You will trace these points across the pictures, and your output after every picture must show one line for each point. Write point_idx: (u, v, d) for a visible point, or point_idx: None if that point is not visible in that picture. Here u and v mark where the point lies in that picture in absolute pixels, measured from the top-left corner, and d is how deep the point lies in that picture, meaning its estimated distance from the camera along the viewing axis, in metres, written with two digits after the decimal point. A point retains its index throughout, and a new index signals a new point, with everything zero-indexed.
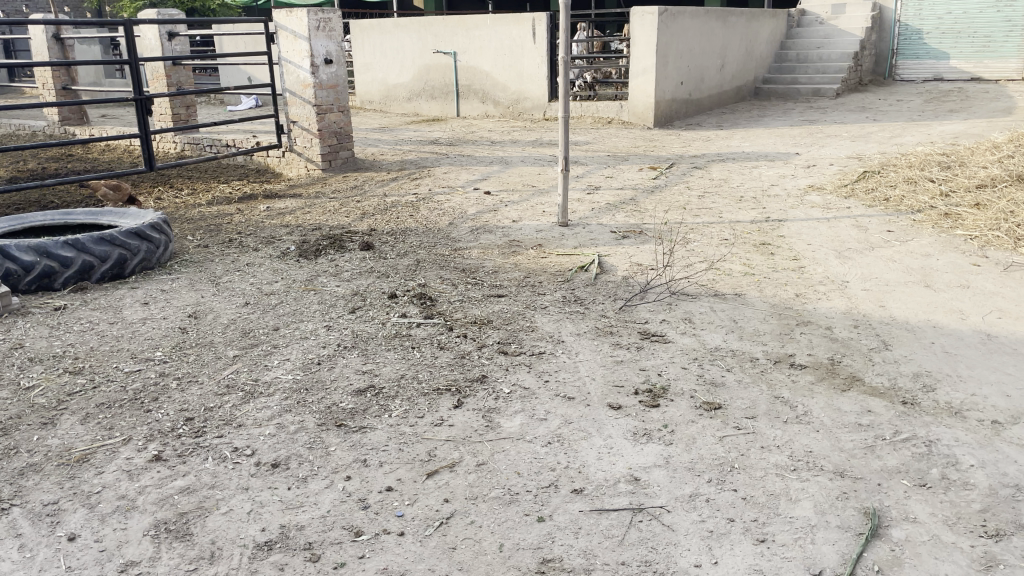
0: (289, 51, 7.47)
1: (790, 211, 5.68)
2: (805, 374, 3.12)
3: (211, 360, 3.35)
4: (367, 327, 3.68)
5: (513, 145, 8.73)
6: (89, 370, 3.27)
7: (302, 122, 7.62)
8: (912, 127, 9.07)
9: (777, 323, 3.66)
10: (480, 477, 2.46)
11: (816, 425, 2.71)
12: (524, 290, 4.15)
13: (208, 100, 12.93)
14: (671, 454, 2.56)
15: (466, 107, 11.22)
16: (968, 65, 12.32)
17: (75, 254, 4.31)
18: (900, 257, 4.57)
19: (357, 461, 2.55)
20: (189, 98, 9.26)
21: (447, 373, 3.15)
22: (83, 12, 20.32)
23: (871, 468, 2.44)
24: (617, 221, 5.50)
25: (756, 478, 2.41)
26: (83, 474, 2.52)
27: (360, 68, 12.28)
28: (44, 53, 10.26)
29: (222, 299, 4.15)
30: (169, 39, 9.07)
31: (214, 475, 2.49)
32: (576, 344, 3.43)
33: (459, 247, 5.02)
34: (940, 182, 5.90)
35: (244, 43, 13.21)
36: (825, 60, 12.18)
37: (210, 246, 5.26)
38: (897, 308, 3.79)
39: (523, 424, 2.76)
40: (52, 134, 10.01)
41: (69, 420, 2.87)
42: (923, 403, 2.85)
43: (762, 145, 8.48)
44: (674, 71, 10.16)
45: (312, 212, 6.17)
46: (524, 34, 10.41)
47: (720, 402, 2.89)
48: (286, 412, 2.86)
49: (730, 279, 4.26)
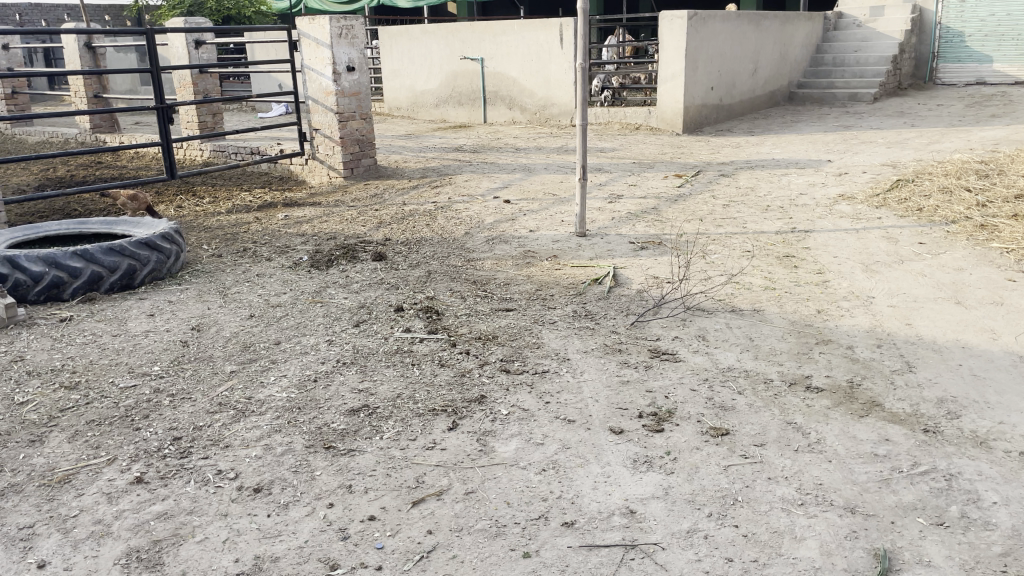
0: (311, 58, 7.44)
1: (817, 221, 5.48)
2: (821, 399, 2.94)
3: (208, 376, 3.28)
4: (369, 341, 3.58)
5: (537, 152, 8.61)
6: (84, 385, 3.22)
7: (324, 130, 7.58)
8: (951, 133, 8.76)
9: (795, 342, 3.49)
10: (467, 507, 2.34)
11: (829, 455, 2.55)
12: (534, 304, 4.03)
13: (240, 107, 13.01)
14: (671, 485, 2.41)
15: (493, 113, 11.14)
16: (1013, 69, 11.85)
17: (84, 265, 4.28)
18: (931, 271, 4.37)
19: (342, 487, 2.45)
20: (215, 106, 9.31)
21: (445, 393, 3.04)
22: (123, 21, 20.79)
23: (885, 505, 2.27)
24: (637, 231, 5.36)
25: (760, 513, 2.26)
26: (63, 497, 2.45)
27: (389, 75, 12.28)
28: (76, 61, 10.41)
29: (228, 311, 4.09)
30: (196, 48, 9.12)
31: (194, 500, 2.41)
32: (582, 362, 3.30)
33: (472, 258, 4.91)
34: (977, 191, 5.65)
35: (275, 51, 13.28)
36: (862, 64, 11.89)
37: (224, 256, 5.21)
38: (924, 326, 3.60)
39: (518, 449, 2.64)
40: (84, 141, 10.12)
41: (57, 437, 2.81)
42: (945, 431, 2.67)
43: (793, 152, 8.25)
44: (704, 76, 9.96)
45: (330, 220, 6.12)
46: (551, 40, 10.30)
47: (728, 428, 2.74)
48: (275, 433, 2.77)
49: (749, 293, 4.09)
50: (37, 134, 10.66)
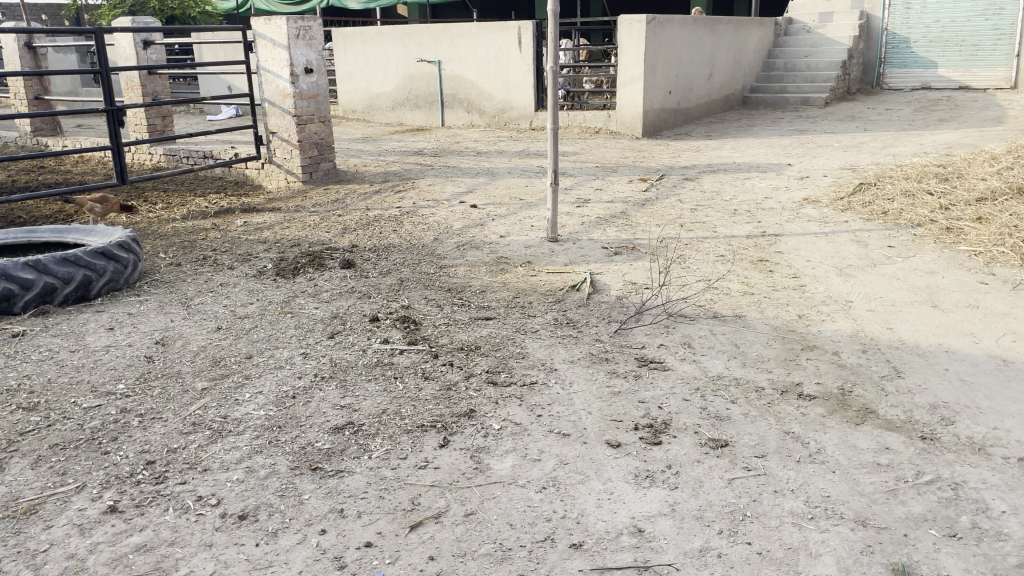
0: (268, 59, 7.23)
1: (786, 225, 5.50)
2: (815, 407, 2.91)
3: (177, 394, 3.10)
4: (346, 354, 3.45)
5: (498, 156, 8.53)
6: (44, 406, 3.02)
7: (282, 133, 7.38)
8: (904, 137, 8.93)
9: (781, 348, 3.46)
10: (468, 530, 2.24)
11: (832, 465, 2.51)
12: (514, 312, 3.93)
13: (187, 110, 12.68)
14: (677, 501, 2.34)
15: (451, 117, 11.02)
16: (956, 74, 12.22)
17: (37, 276, 4.05)
18: (904, 274, 4.40)
19: (333, 512, 2.32)
20: (164, 108, 9.02)
21: (432, 407, 2.92)
22: (61, 20, 20.18)
23: (895, 517, 2.24)
24: (609, 236, 5.30)
25: (771, 528, 2.21)
26: (29, 530, 2.28)
27: (343, 78, 12.09)
28: (15, 61, 9.99)
29: (193, 324, 3.90)
30: (144, 48, 8.83)
31: (175, 530, 2.26)
32: (570, 372, 3.22)
33: (445, 265, 4.80)
34: (939, 195, 5.73)
35: (224, 52, 12.96)
36: (813, 69, 12.08)
37: (184, 264, 5.00)
38: (906, 331, 3.60)
39: (515, 466, 2.55)
40: (24, 145, 9.73)
41: (18, 464, 2.62)
42: (943, 439, 2.66)
43: (753, 155, 8.31)
44: (663, 79, 10.00)
45: (292, 227, 5.94)
46: (509, 43, 10.21)
47: (727, 439, 2.68)
48: (256, 454, 2.63)
49: (729, 299, 4.06)
50: None
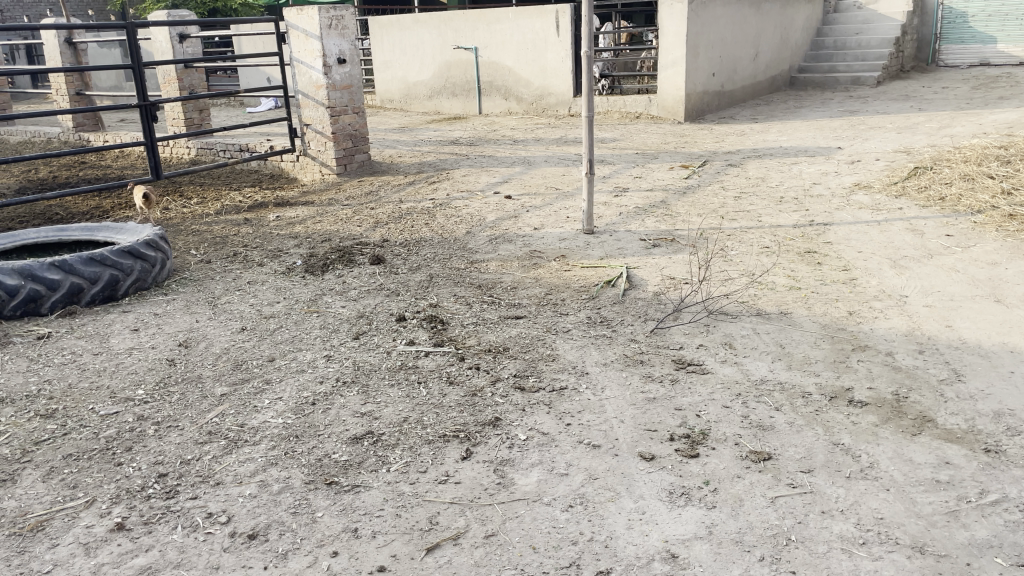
0: (300, 50, 7.14)
1: (835, 213, 5.23)
2: (867, 415, 2.69)
3: (196, 400, 3.01)
4: (370, 356, 3.32)
5: (536, 144, 8.34)
6: (61, 413, 2.94)
7: (316, 125, 7.29)
8: (961, 116, 8.52)
9: (829, 348, 3.24)
10: (488, 554, 2.10)
11: (886, 482, 2.30)
12: (546, 310, 3.77)
13: (227, 103, 12.74)
14: (714, 523, 2.16)
15: (488, 104, 10.85)
16: (1016, 49, 11.63)
17: (63, 277, 3.99)
18: (963, 265, 4.12)
19: (347, 532, 2.20)
20: (201, 102, 9.01)
21: (456, 416, 2.78)
22: (105, 15, 20.58)
23: (957, 543, 2.04)
24: (647, 227, 5.10)
25: (818, 556, 2.02)
26: (34, 548, 2.19)
27: (380, 67, 11.99)
28: (57, 58, 10.10)
29: (217, 324, 3.82)
30: (180, 41, 8.83)
31: (182, 550, 2.16)
32: (602, 377, 3.05)
33: (476, 259, 4.65)
34: (1000, 178, 5.41)
35: (262, 43, 12.96)
36: (865, 47, 11.62)
37: (213, 262, 4.93)
38: (966, 329, 3.35)
39: (541, 481, 2.39)
40: (66, 140, 9.84)
41: (30, 476, 2.54)
42: (1009, 451, 2.43)
43: (800, 139, 7.99)
44: (706, 61, 9.68)
45: (323, 221, 5.84)
46: (547, 27, 9.99)
47: (770, 451, 2.49)
48: (271, 467, 2.52)
49: (774, 295, 3.83)
50: (18, 135, 10.36)
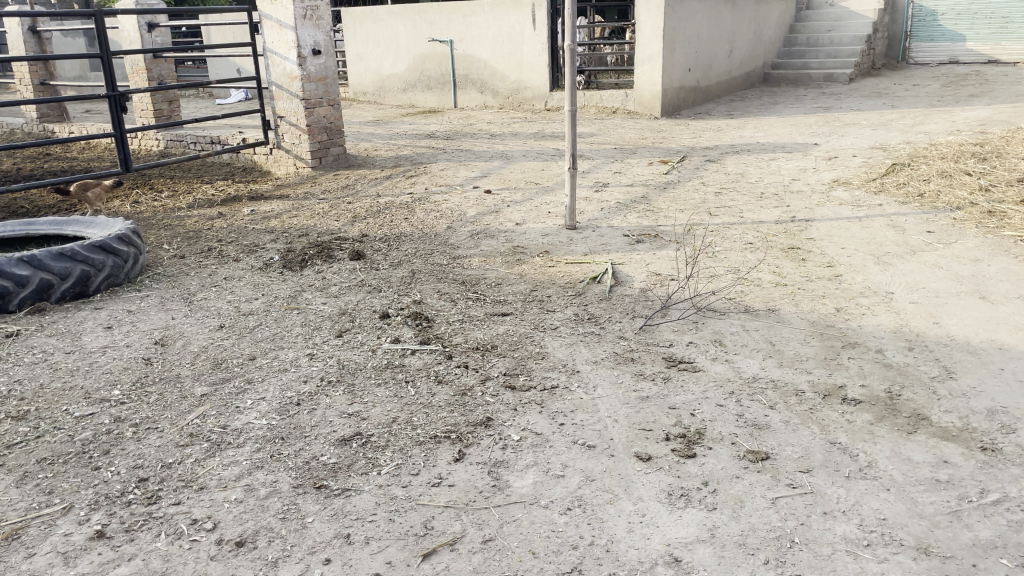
0: (274, 41, 6.98)
1: (817, 209, 5.24)
2: (861, 413, 2.68)
3: (175, 401, 2.90)
4: (354, 355, 3.24)
5: (513, 139, 8.28)
6: (34, 415, 2.82)
7: (290, 118, 7.15)
8: (934, 113, 8.61)
9: (819, 345, 3.22)
10: (487, 559, 2.04)
11: (886, 482, 2.28)
12: (532, 307, 3.71)
13: (196, 94, 12.51)
14: (716, 525, 2.13)
15: (464, 98, 10.77)
16: (984, 48, 11.81)
17: (31, 272, 3.85)
18: (946, 262, 4.14)
19: (339, 538, 2.12)
20: (170, 92, 8.81)
21: (446, 415, 2.71)
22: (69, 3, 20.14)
23: (961, 544, 2.02)
24: (630, 223, 5.06)
25: (823, 558, 1.99)
26: (9, 558, 2.09)
27: (353, 59, 11.83)
28: (21, 47, 9.84)
29: (194, 322, 3.71)
30: (149, 30, 8.62)
31: (167, 558, 2.07)
32: (593, 375, 3.00)
33: (459, 255, 4.58)
34: (977, 175, 5.45)
35: (231, 34, 12.73)
36: (838, 43, 11.72)
37: (187, 257, 4.80)
38: (953, 325, 3.36)
39: (537, 483, 2.34)
40: (30, 131, 9.59)
41: (2, 482, 2.43)
42: (1005, 450, 2.43)
43: (776, 135, 8.01)
44: (682, 57, 9.68)
45: (299, 215, 5.72)
46: (524, 20, 9.91)
47: (767, 451, 2.46)
48: (256, 470, 2.43)
49: (761, 291, 3.81)
50: None
